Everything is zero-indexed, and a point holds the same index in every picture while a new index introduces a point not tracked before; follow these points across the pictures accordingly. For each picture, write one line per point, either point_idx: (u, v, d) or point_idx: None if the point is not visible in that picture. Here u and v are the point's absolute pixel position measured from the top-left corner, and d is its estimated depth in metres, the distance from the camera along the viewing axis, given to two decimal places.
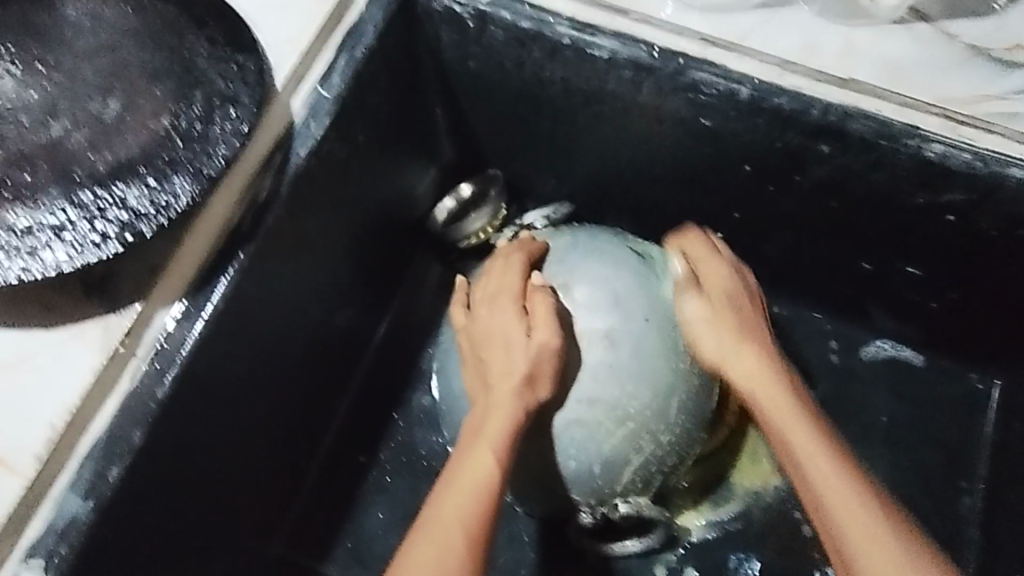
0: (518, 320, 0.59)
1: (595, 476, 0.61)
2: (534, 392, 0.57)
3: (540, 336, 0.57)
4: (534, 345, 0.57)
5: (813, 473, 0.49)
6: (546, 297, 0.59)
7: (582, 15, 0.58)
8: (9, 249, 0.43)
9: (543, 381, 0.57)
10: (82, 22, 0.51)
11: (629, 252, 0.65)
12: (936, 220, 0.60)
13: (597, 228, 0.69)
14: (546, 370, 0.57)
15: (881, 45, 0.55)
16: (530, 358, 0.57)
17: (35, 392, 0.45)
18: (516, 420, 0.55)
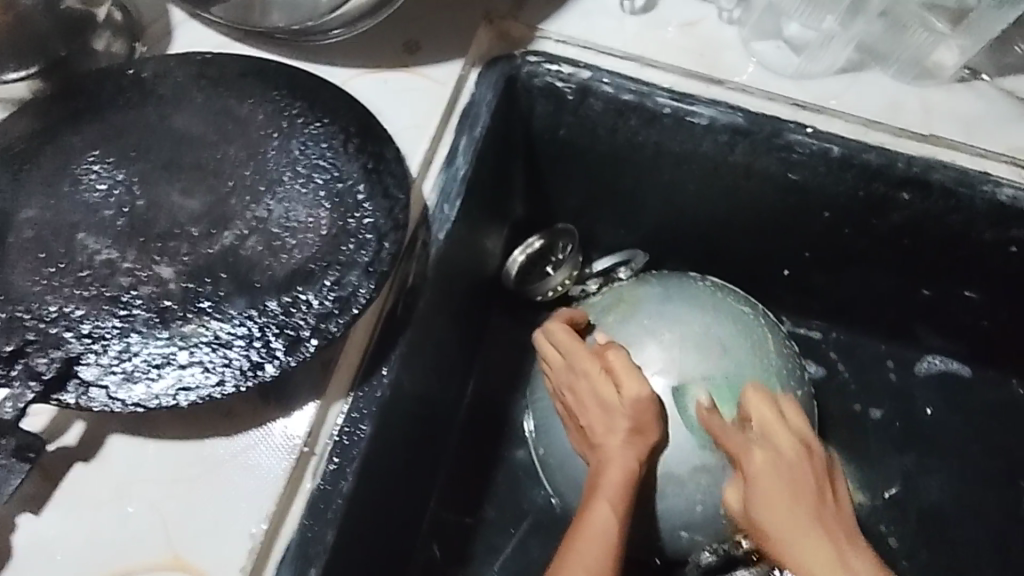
0: (604, 379, 0.61)
1: (721, 517, 0.63)
2: (641, 440, 0.59)
3: (631, 389, 0.60)
4: (628, 399, 0.60)
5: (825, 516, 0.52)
6: (622, 353, 0.62)
7: (680, 86, 0.63)
8: (206, 363, 0.43)
9: (648, 430, 0.59)
10: (218, 123, 0.51)
11: (713, 296, 0.68)
12: (1001, 253, 0.66)
13: (681, 274, 0.71)
14: (647, 419, 0.59)
15: (952, 102, 0.62)
16: (628, 412, 0.59)
17: (230, 502, 0.45)
18: (630, 473, 0.57)
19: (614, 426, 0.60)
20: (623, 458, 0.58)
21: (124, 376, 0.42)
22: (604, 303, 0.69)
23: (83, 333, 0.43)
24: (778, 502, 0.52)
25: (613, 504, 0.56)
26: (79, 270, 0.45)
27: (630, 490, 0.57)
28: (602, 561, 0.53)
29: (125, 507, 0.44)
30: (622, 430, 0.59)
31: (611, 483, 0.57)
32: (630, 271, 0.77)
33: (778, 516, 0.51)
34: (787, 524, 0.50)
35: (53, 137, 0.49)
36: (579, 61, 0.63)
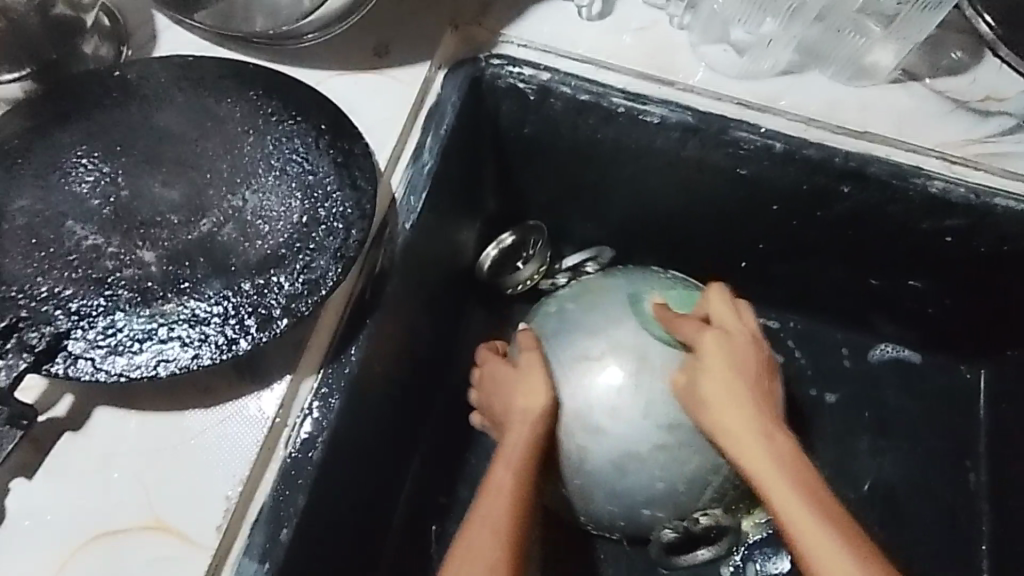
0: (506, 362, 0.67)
1: (679, 493, 0.66)
2: (535, 403, 0.63)
3: (527, 362, 0.65)
4: (522, 372, 0.65)
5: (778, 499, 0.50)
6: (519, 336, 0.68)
7: (633, 87, 0.67)
8: (186, 339, 0.47)
9: (535, 399, 0.63)
10: (199, 121, 0.55)
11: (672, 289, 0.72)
12: (938, 242, 0.70)
13: (642, 269, 0.74)
14: (537, 384, 0.64)
15: (887, 102, 0.66)
16: (520, 381, 0.64)
17: (208, 468, 0.49)
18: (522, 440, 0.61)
19: (511, 396, 0.64)
20: (519, 424, 0.62)
21: (110, 349, 0.46)
22: (566, 297, 0.73)
23: (72, 311, 0.47)
24: (757, 451, 0.53)
25: (511, 463, 0.59)
26: (68, 255, 0.49)
27: (530, 450, 0.61)
28: (507, 511, 0.56)
29: (109, 472, 0.48)
30: (522, 400, 0.64)
31: (512, 446, 0.61)
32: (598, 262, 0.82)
33: (746, 447, 0.53)
34: (755, 462, 0.53)
35: (44, 133, 0.53)
36: (540, 63, 0.67)
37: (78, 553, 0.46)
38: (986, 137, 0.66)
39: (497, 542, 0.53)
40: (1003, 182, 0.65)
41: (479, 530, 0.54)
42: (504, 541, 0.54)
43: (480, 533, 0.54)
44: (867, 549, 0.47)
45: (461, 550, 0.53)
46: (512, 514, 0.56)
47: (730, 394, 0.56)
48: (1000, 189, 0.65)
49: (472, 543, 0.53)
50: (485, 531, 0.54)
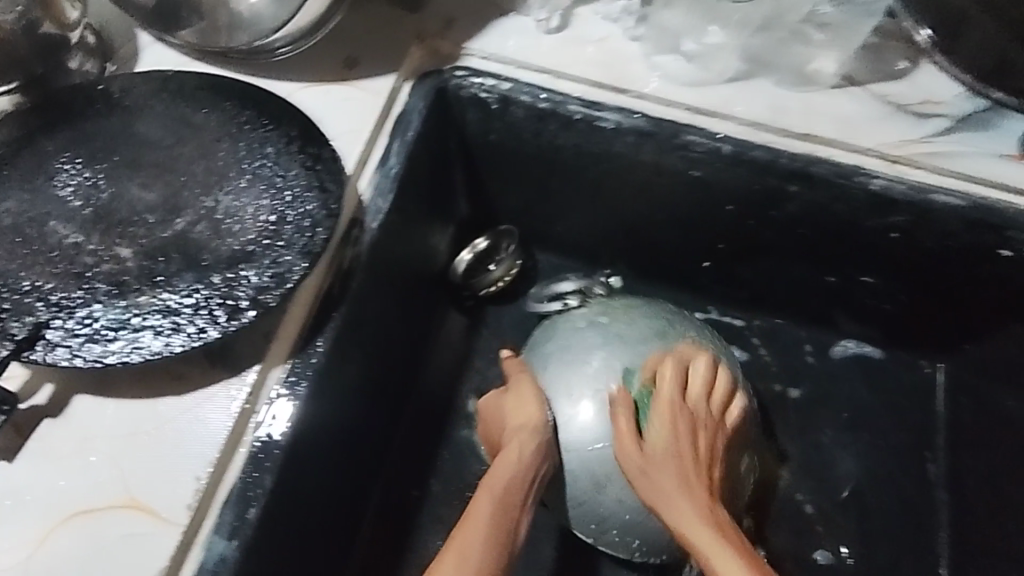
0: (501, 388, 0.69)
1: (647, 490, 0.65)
2: (527, 424, 0.64)
3: (517, 385, 0.67)
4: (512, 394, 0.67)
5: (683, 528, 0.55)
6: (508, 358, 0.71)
7: (590, 95, 0.71)
8: (160, 327, 0.50)
9: (523, 417, 0.64)
10: (176, 130, 0.59)
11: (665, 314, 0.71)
12: (885, 239, 0.74)
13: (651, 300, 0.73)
14: (529, 405, 0.65)
15: (830, 106, 0.70)
16: (513, 400, 0.66)
17: (179, 451, 0.52)
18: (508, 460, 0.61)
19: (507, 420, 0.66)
20: (512, 446, 0.62)
21: (86, 336, 0.49)
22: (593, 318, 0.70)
23: (53, 302, 0.50)
24: (704, 531, 0.54)
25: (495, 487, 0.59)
26: (50, 252, 0.52)
27: (518, 471, 0.60)
28: (481, 534, 0.55)
29: (87, 456, 0.51)
30: (517, 421, 0.65)
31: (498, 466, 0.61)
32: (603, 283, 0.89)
33: (691, 525, 0.55)
34: (695, 533, 0.55)
35: (31, 141, 0.57)
36: (501, 74, 0.71)
37: (55, 531, 0.49)
38: (924, 138, 0.70)
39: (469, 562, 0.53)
40: (940, 180, 0.69)
41: (450, 556, 0.53)
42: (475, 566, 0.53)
43: (451, 559, 0.53)
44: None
45: (437, 569, 0.52)
46: (485, 536, 0.55)
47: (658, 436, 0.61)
48: (938, 186, 0.69)
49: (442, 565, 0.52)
50: (460, 551, 0.53)
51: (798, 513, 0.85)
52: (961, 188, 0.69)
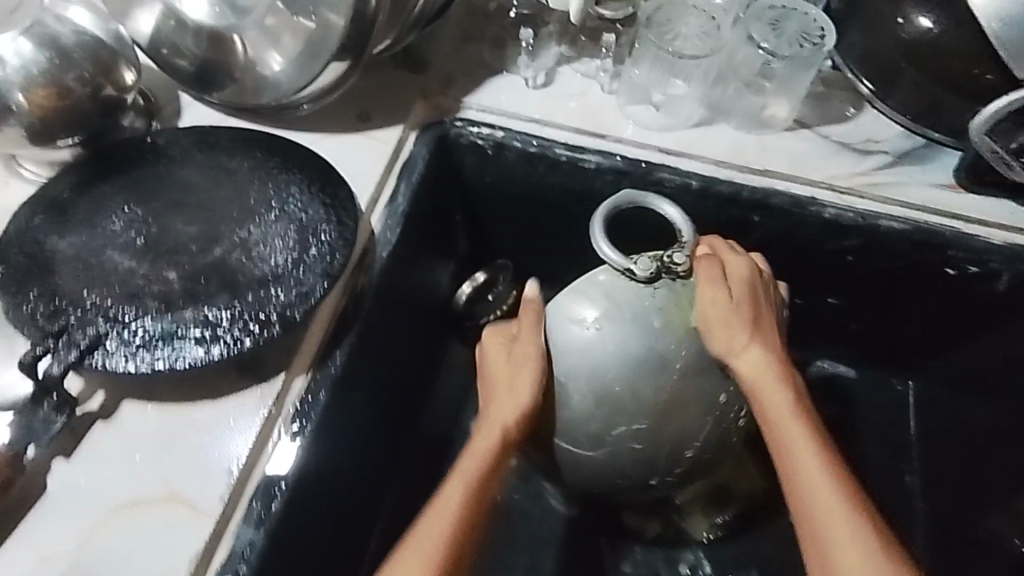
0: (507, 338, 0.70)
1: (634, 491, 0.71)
2: (513, 401, 0.65)
3: (518, 357, 0.67)
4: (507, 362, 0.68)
5: (801, 454, 0.58)
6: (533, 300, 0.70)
7: (573, 140, 0.81)
8: (202, 338, 0.58)
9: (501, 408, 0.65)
10: (214, 175, 0.69)
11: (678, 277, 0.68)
12: (843, 262, 0.82)
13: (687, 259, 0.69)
14: (523, 381, 0.66)
15: (783, 146, 0.80)
16: (511, 370, 0.67)
17: (214, 449, 0.59)
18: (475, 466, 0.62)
19: (495, 395, 0.66)
20: (482, 434, 0.64)
21: (139, 345, 0.57)
22: (664, 290, 0.67)
23: (110, 318, 0.58)
24: (782, 398, 0.61)
25: (465, 473, 0.61)
26: (108, 276, 0.61)
27: (487, 459, 0.62)
28: (459, 496, 0.59)
29: (132, 455, 0.58)
30: (505, 396, 0.66)
31: (469, 454, 0.63)
32: (688, 254, 0.68)
33: (772, 384, 0.61)
34: (774, 391, 0.61)
35: (89, 186, 0.66)
36: (495, 124, 0.81)
37: (105, 521, 0.55)
38: (868, 172, 0.79)
39: (448, 518, 0.58)
40: (885, 208, 0.78)
41: (437, 513, 0.58)
42: (454, 522, 0.58)
43: (434, 514, 0.58)
44: (865, 510, 0.56)
45: (431, 513, 0.58)
46: (462, 501, 0.59)
47: (763, 359, 0.63)
48: (884, 213, 0.77)
49: (438, 504, 0.59)
50: (437, 517, 0.58)
51: None
52: (904, 215, 0.77)
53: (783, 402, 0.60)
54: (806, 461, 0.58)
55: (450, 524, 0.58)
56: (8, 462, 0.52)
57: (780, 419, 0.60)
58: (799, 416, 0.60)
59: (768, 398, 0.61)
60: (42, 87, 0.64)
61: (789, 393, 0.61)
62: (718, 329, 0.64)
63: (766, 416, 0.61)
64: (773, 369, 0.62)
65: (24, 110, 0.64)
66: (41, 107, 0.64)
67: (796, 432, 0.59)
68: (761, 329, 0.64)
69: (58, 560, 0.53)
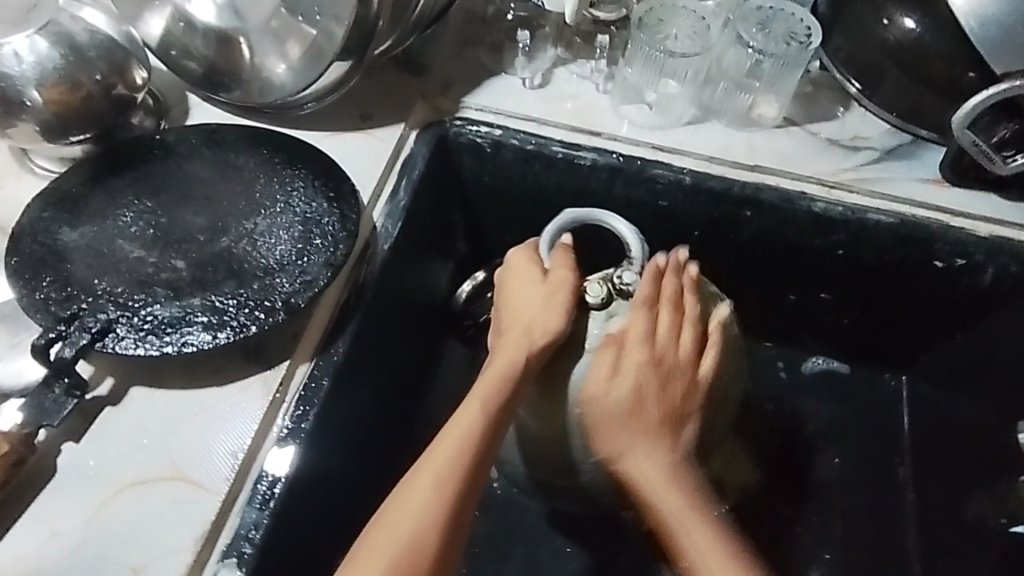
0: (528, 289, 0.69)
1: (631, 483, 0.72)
2: (546, 323, 0.66)
3: (555, 280, 0.68)
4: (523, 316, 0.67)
5: (688, 551, 0.62)
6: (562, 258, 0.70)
7: (569, 138, 0.83)
8: (209, 323, 0.60)
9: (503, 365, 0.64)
10: (221, 170, 0.71)
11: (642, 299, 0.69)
12: (833, 256, 0.84)
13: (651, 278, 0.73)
14: (559, 305, 0.67)
15: (773, 143, 0.82)
16: (542, 293, 0.68)
17: (219, 432, 0.60)
18: (469, 439, 0.60)
19: (522, 321, 0.67)
20: (468, 406, 0.63)
21: (149, 329, 0.59)
22: (619, 312, 0.69)
23: (121, 304, 0.60)
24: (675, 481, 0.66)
25: (485, 400, 0.63)
26: (119, 264, 0.63)
27: (508, 384, 0.64)
28: (472, 427, 0.61)
29: (140, 438, 0.60)
30: (539, 316, 0.67)
31: (495, 374, 0.64)
32: (637, 274, 0.70)
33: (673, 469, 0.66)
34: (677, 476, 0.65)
35: (100, 180, 0.69)
36: (493, 123, 0.83)
37: (113, 500, 0.57)
38: (855, 167, 0.81)
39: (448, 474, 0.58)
40: (873, 202, 0.80)
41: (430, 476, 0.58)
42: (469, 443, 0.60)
43: (426, 473, 0.58)
44: None
45: (405, 499, 0.57)
46: (473, 433, 0.61)
47: (647, 453, 0.64)
48: (871, 207, 0.80)
49: (416, 487, 0.57)
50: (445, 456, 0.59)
51: (779, 513, 0.90)
52: (892, 209, 0.79)
53: (674, 501, 0.63)
54: (700, 555, 0.61)
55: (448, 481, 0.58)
56: (15, 445, 0.54)
57: (671, 516, 0.63)
58: (694, 506, 0.63)
59: (652, 490, 0.64)
60: (55, 85, 0.66)
61: (676, 486, 0.64)
62: (616, 421, 0.65)
63: (658, 514, 0.64)
64: (661, 469, 0.64)
65: (38, 105, 0.66)
66: (54, 103, 0.67)
67: (683, 522, 0.63)
68: (647, 419, 0.65)
69: (67, 536, 0.55)
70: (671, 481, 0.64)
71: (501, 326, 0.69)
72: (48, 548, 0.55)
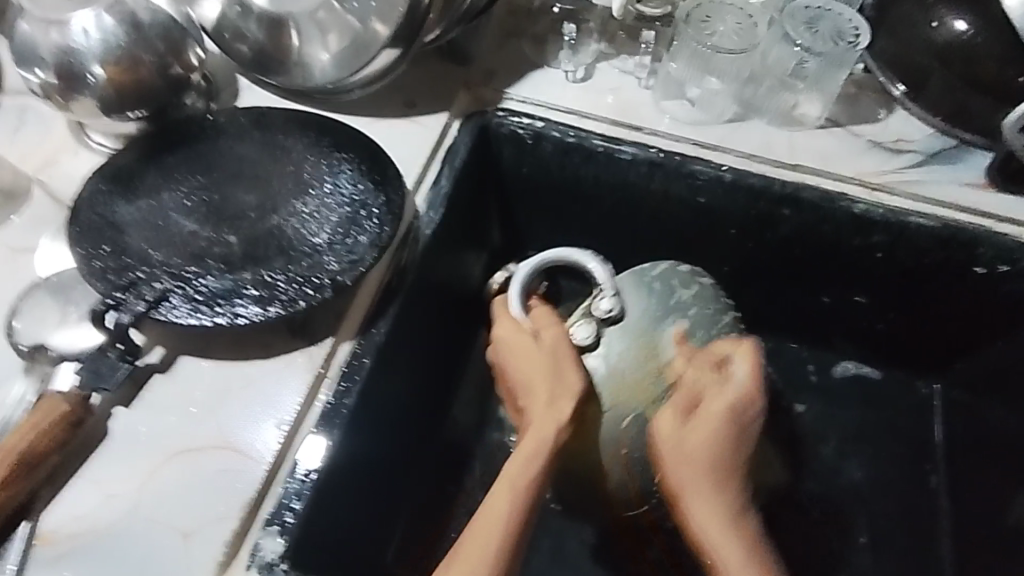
0: (531, 349, 0.70)
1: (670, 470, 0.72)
2: (566, 384, 0.68)
3: (551, 337, 0.71)
4: (540, 381, 0.68)
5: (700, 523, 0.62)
6: (546, 314, 0.73)
7: (610, 132, 0.84)
8: (259, 298, 0.62)
9: (541, 438, 0.64)
10: (271, 150, 0.72)
11: (642, 309, 0.75)
12: (871, 258, 0.84)
13: (646, 285, 0.77)
14: (567, 362, 0.69)
15: (814, 143, 0.82)
16: (549, 355, 0.70)
17: (264, 404, 0.62)
18: (512, 509, 0.59)
19: (541, 392, 0.68)
20: (499, 483, 0.61)
21: (202, 300, 0.61)
22: (615, 337, 0.74)
23: (175, 275, 0.62)
24: (708, 510, 0.62)
25: (517, 475, 0.61)
26: (174, 237, 0.65)
27: (543, 455, 0.63)
28: (509, 503, 0.59)
29: (189, 408, 0.61)
30: (556, 380, 0.68)
31: (521, 454, 0.63)
32: (612, 298, 0.75)
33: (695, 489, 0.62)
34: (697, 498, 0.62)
35: (155, 156, 0.70)
36: (534, 115, 0.84)
37: (162, 467, 0.58)
38: (898, 169, 0.81)
39: (492, 549, 0.56)
40: (915, 205, 0.80)
41: (472, 551, 0.56)
42: (510, 522, 0.58)
43: (470, 547, 0.57)
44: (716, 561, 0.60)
45: (467, 542, 0.57)
46: (511, 507, 0.59)
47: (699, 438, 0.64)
48: (913, 210, 0.79)
49: (477, 530, 0.58)
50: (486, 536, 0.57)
51: (807, 518, 0.90)
52: (933, 212, 0.79)
53: (698, 479, 0.62)
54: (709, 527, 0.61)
55: (490, 562, 0.56)
56: (74, 405, 0.56)
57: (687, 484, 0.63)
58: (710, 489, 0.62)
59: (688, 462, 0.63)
60: (115, 62, 0.68)
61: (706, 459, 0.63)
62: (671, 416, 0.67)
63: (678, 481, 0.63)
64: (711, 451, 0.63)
65: (100, 81, 0.68)
66: (116, 80, 0.69)
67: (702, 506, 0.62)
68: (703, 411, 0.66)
69: (119, 499, 0.57)
70: (690, 453, 0.64)
71: (524, 397, 0.69)
72: (102, 510, 0.56)
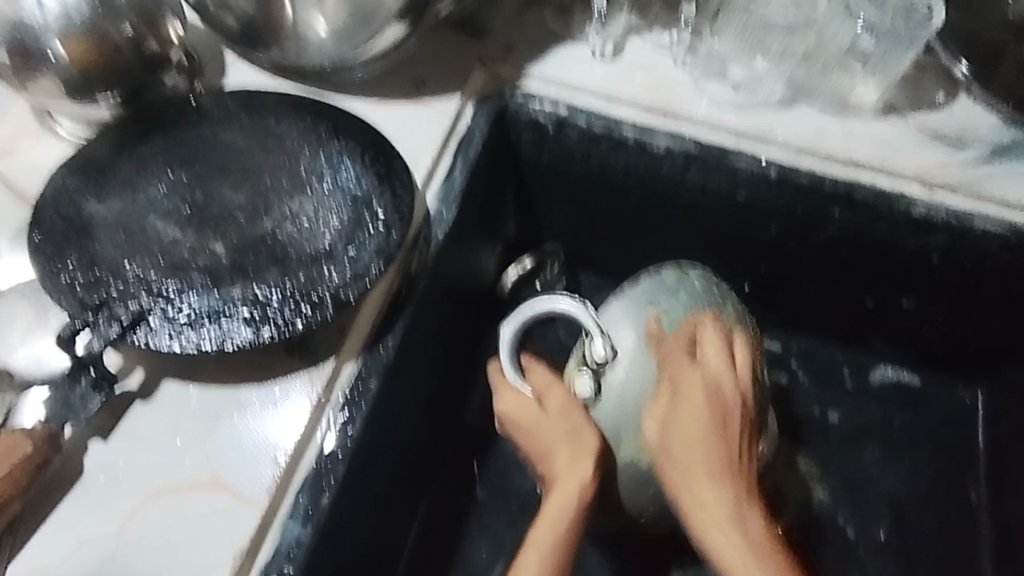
0: (536, 414, 0.65)
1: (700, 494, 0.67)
2: (583, 447, 0.63)
3: (556, 400, 0.65)
4: (553, 449, 0.63)
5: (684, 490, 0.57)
6: (541, 373, 0.67)
7: (642, 118, 0.75)
8: (251, 318, 0.54)
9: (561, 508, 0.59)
10: (262, 139, 0.63)
11: (637, 337, 0.67)
12: (926, 260, 0.76)
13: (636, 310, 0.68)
14: (581, 423, 0.64)
15: (870, 133, 0.74)
16: (559, 420, 0.64)
17: (257, 436, 0.55)
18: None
19: (558, 461, 0.62)
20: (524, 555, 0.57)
21: (184, 322, 0.53)
22: (617, 379, 0.66)
23: (155, 291, 0.55)
24: (715, 501, 0.56)
25: (541, 545, 0.58)
26: (151, 245, 0.57)
27: (571, 519, 0.59)
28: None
29: (174, 440, 0.54)
30: (573, 446, 0.63)
31: (547, 522, 0.59)
32: (607, 343, 0.66)
33: (691, 475, 0.57)
34: (694, 483, 0.57)
35: (129, 146, 0.62)
36: (557, 97, 0.75)
37: (144, 509, 0.52)
38: (962, 164, 0.73)
39: None
40: (981, 205, 0.72)
41: None
42: None
43: None
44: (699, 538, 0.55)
45: None
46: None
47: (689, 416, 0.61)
48: (978, 211, 0.71)
49: None
50: None
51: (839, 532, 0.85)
52: (1001, 213, 0.71)
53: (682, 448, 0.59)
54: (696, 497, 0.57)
55: None
56: (38, 445, 0.49)
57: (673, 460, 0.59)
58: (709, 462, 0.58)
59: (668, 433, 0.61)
60: (78, 37, 0.59)
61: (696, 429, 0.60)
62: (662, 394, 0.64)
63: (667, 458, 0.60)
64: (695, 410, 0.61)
65: (61, 60, 0.59)
66: (80, 59, 0.59)
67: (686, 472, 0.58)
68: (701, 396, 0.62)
69: (96, 545, 0.50)
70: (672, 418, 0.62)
71: (542, 468, 0.64)
72: (77, 558, 0.50)
